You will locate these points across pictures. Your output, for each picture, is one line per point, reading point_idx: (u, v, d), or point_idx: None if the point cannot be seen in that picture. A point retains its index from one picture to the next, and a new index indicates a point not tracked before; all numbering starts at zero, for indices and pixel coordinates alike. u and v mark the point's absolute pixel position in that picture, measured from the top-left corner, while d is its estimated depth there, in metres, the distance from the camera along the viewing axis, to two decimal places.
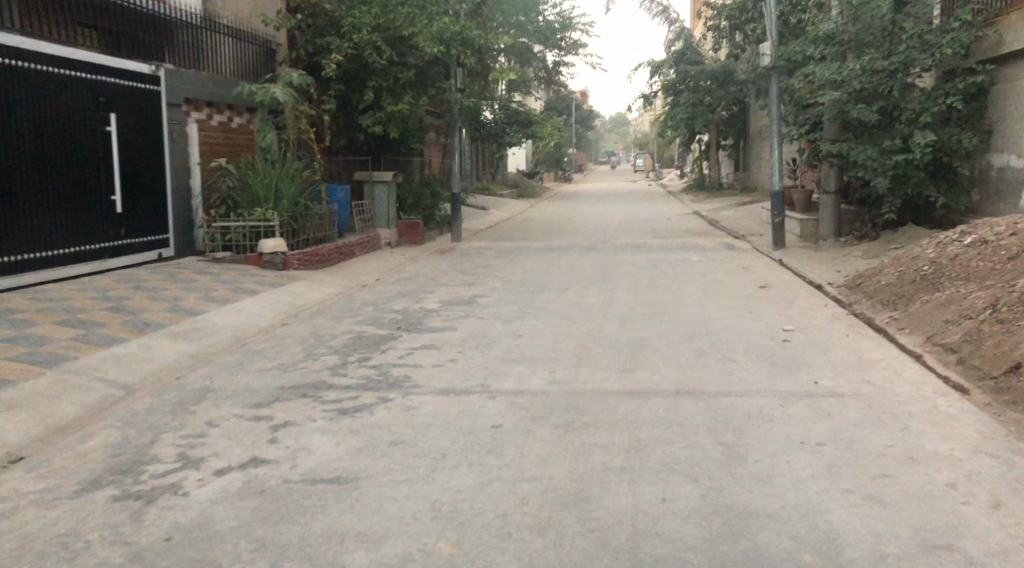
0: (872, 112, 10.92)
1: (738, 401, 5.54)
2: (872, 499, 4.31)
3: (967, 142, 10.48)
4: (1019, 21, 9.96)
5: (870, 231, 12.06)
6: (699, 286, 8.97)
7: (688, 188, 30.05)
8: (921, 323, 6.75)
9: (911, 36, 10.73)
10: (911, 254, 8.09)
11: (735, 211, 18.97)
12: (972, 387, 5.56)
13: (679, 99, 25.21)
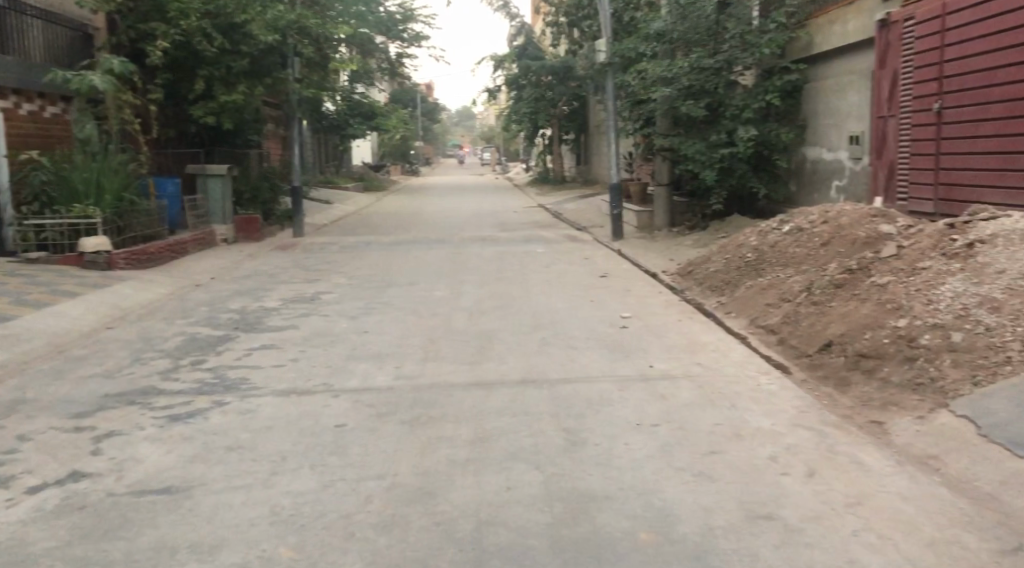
0: (700, 108, 11.49)
1: (580, 388, 5.69)
2: (702, 475, 4.53)
3: (785, 138, 11.29)
4: (826, 25, 10.76)
5: (700, 222, 12.80)
6: (543, 277, 9.15)
7: (534, 181, 30.73)
8: (745, 307, 7.20)
9: (733, 36, 11.43)
10: (736, 242, 8.60)
11: (579, 204, 19.56)
12: (791, 364, 5.99)
13: (522, 94, 25.62)
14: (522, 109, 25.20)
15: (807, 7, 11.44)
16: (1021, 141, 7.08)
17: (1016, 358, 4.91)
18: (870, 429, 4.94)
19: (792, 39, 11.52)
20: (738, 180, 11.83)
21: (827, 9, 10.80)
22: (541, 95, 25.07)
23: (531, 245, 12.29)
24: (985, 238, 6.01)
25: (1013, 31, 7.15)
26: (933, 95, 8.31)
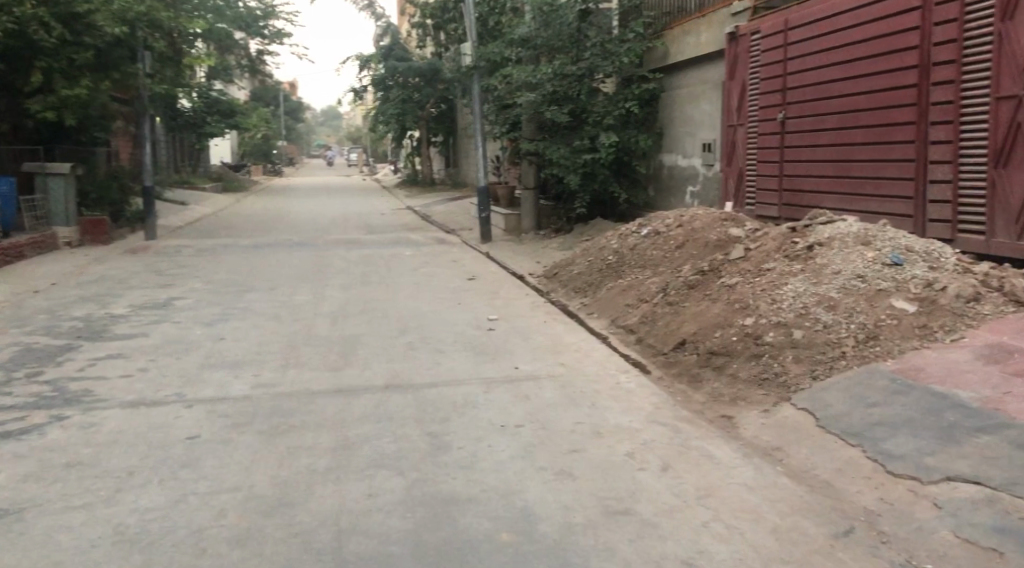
0: (564, 114, 11.66)
1: (444, 391, 5.69)
2: (563, 474, 4.62)
3: (644, 144, 11.70)
4: (679, 36, 11.26)
5: (565, 226, 13.09)
6: (412, 280, 9.09)
7: (402, 183, 30.48)
8: (607, 307, 7.40)
9: (595, 44, 11.80)
10: (598, 245, 8.83)
11: (447, 206, 19.55)
12: (648, 362, 6.20)
13: (388, 95, 25.33)
14: (390, 110, 24.86)
15: (663, 18, 11.94)
16: (853, 150, 7.63)
17: (849, 353, 5.34)
18: (720, 423, 5.19)
19: (650, 49, 12.00)
20: (601, 184, 12.11)
21: (680, 21, 11.31)
22: (408, 95, 24.84)
23: (399, 248, 12.17)
24: (822, 241, 6.45)
25: (845, 48, 7.69)
26: (777, 105, 8.83)
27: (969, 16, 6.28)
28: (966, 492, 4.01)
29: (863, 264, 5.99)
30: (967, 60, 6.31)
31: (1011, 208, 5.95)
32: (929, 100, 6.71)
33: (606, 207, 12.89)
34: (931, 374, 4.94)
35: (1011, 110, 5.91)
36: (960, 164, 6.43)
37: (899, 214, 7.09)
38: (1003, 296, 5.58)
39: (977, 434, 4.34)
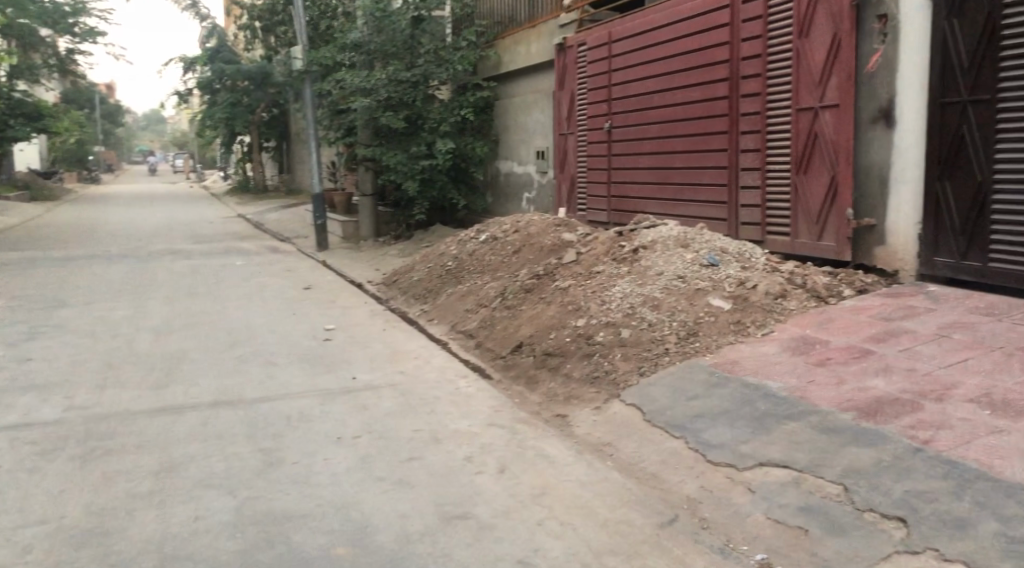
0: (400, 120, 11.63)
1: (277, 405, 5.52)
2: (401, 483, 4.58)
3: (480, 151, 11.91)
4: (511, 45, 11.51)
5: (404, 232, 12.84)
6: (242, 292, 8.75)
7: (232, 190, 29.28)
8: (446, 313, 7.43)
9: (428, 51, 11.91)
10: (437, 251, 8.87)
11: (280, 214, 18.98)
12: (486, 366, 6.28)
13: (216, 98, 24.30)
14: (216, 114, 23.77)
15: (495, 28, 12.20)
16: (672, 158, 8.06)
17: (672, 349, 5.65)
18: (555, 422, 5.33)
19: (483, 57, 12.25)
20: (439, 191, 12.14)
21: (511, 31, 11.58)
22: (236, 99, 23.91)
23: (230, 259, 11.67)
24: (646, 244, 6.77)
25: (663, 61, 8.13)
26: (603, 115, 9.18)
27: (772, 34, 6.81)
28: (776, 475, 4.31)
29: (683, 265, 6.33)
30: (771, 74, 6.84)
31: (811, 211, 6.51)
32: (739, 111, 7.21)
33: (444, 214, 12.94)
34: (745, 367, 5.31)
35: (809, 121, 6.47)
36: (766, 171, 6.95)
37: (715, 218, 7.56)
38: (806, 291, 6.06)
39: (785, 420, 4.68)
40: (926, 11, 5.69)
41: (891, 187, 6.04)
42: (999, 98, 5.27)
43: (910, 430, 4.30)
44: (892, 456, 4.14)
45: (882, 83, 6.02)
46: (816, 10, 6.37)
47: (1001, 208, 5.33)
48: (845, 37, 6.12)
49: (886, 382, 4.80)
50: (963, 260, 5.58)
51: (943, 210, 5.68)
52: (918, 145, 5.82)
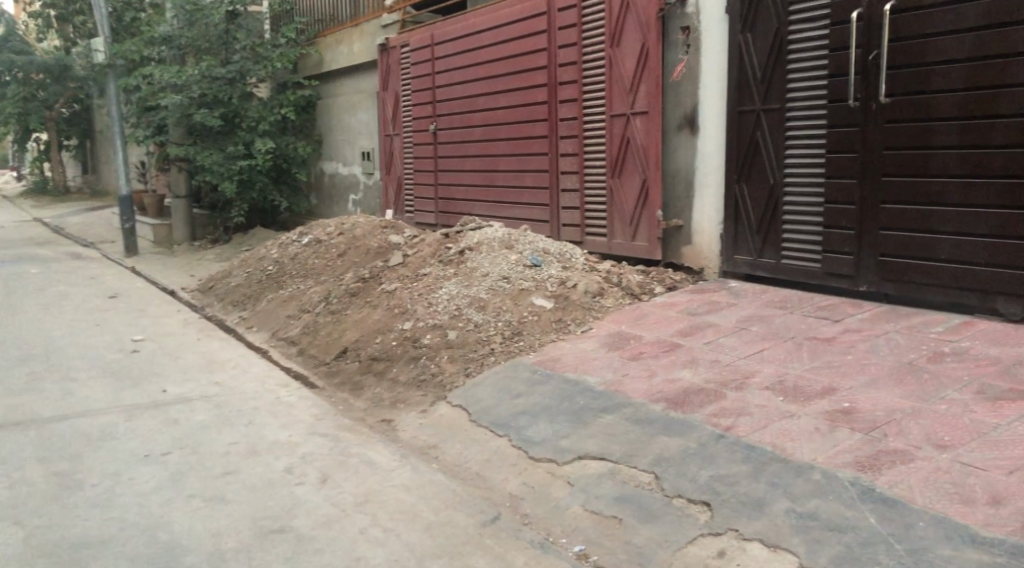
0: (214, 118, 11.11)
1: (75, 424, 5.12)
2: (214, 499, 4.36)
3: (301, 151, 11.62)
4: (333, 44, 11.33)
5: (221, 234, 12.34)
6: (36, 302, 8.06)
7: (29, 191, 26.79)
8: (266, 320, 7.18)
9: (243, 47, 11.48)
10: (258, 255, 8.57)
11: (80, 218, 17.53)
12: (309, 373, 6.12)
13: (6, 92, 22.01)
14: (6, 108, 21.48)
15: (316, 25, 11.93)
16: (496, 161, 8.19)
17: (498, 349, 5.72)
18: (379, 427, 5.27)
19: (303, 55, 11.94)
20: (259, 192, 11.71)
21: (334, 29, 11.34)
22: (31, 94, 21.60)
23: (29, 266, 10.71)
24: (471, 245, 6.83)
25: (484, 65, 8.23)
26: (428, 117, 9.19)
27: (586, 42, 7.04)
28: (592, 468, 4.45)
29: (507, 266, 6.43)
30: (586, 81, 7.08)
31: (626, 213, 6.80)
32: (558, 116, 7.42)
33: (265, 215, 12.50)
34: (565, 363, 5.47)
35: (622, 126, 6.76)
36: (584, 174, 7.20)
37: (537, 220, 7.75)
38: (622, 290, 6.32)
39: (601, 414, 4.85)
40: (722, 24, 6.08)
41: (696, 190, 6.41)
42: (787, 107, 5.71)
43: (713, 418, 4.57)
44: (697, 443, 4.38)
45: (687, 92, 6.37)
46: (626, 20, 6.66)
47: (790, 209, 5.80)
48: (652, 46, 6.43)
49: (693, 374, 5.08)
50: (760, 257, 6.02)
51: (742, 211, 6.10)
52: (718, 151, 6.21)
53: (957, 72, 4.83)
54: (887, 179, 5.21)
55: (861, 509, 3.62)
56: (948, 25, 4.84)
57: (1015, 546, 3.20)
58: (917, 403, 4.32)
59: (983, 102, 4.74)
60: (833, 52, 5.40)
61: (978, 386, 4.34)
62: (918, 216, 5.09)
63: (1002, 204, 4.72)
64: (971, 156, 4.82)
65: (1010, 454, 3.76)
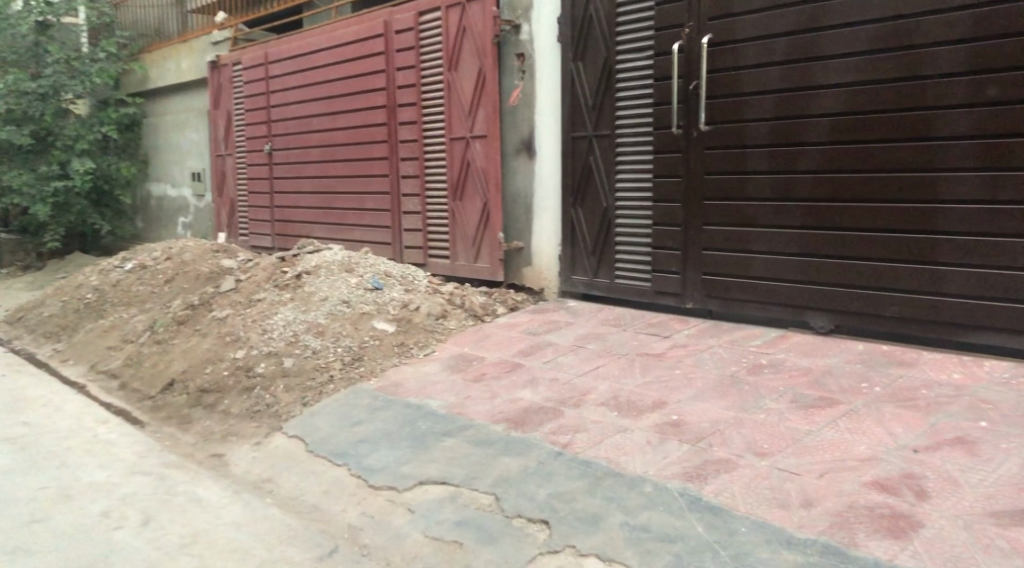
0: (24, 136, 10.38)
1: None
2: (18, 551, 3.98)
3: (124, 171, 11.13)
4: (158, 61, 10.95)
5: (33, 261, 11.40)
6: None
7: None
8: (83, 352, 6.72)
9: (57, 61, 10.72)
10: (74, 283, 8.02)
11: None
12: (131, 409, 5.76)
13: None
14: None
15: (140, 41, 11.54)
16: (335, 182, 8.07)
17: (337, 376, 5.58)
18: (209, 463, 5.00)
19: (126, 70, 11.44)
20: (76, 216, 11.14)
21: (159, 45, 11.00)
22: None
23: None
24: (309, 269, 6.68)
25: (320, 85, 8.09)
26: (264, 137, 8.93)
27: (423, 65, 7.08)
28: (433, 493, 4.39)
29: (347, 290, 6.31)
30: (425, 103, 7.11)
31: (468, 235, 6.86)
32: (398, 137, 7.39)
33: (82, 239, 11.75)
34: (407, 388, 5.40)
35: (462, 149, 6.82)
36: (425, 196, 7.20)
37: (379, 242, 7.67)
38: (464, 311, 6.34)
39: (442, 437, 4.81)
40: (554, 52, 6.27)
41: (534, 213, 6.56)
42: (616, 133, 5.95)
43: (552, 435, 4.64)
44: (536, 462, 4.42)
45: (522, 117, 6.51)
46: (463, 45, 6.74)
47: (622, 231, 6.02)
48: (489, 72, 6.55)
49: (532, 393, 5.15)
50: (596, 277, 6.22)
51: (578, 233, 6.29)
52: (554, 175, 6.38)
53: (766, 102, 5.18)
54: (708, 202, 5.52)
55: (689, 518, 3.74)
56: (755, 58, 5.20)
57: (825, 545, 3.40)
58: (738, 414, 4.55)
59: (790, 131, 5.10)
60: (657, 82, 5.68)
61: (793, 395, 4.63)
62: (738, 237, 5.42)
63: (809, 226, 5.10)
64: (781, 181, 5.17)
65: (820, 458, 4.02)
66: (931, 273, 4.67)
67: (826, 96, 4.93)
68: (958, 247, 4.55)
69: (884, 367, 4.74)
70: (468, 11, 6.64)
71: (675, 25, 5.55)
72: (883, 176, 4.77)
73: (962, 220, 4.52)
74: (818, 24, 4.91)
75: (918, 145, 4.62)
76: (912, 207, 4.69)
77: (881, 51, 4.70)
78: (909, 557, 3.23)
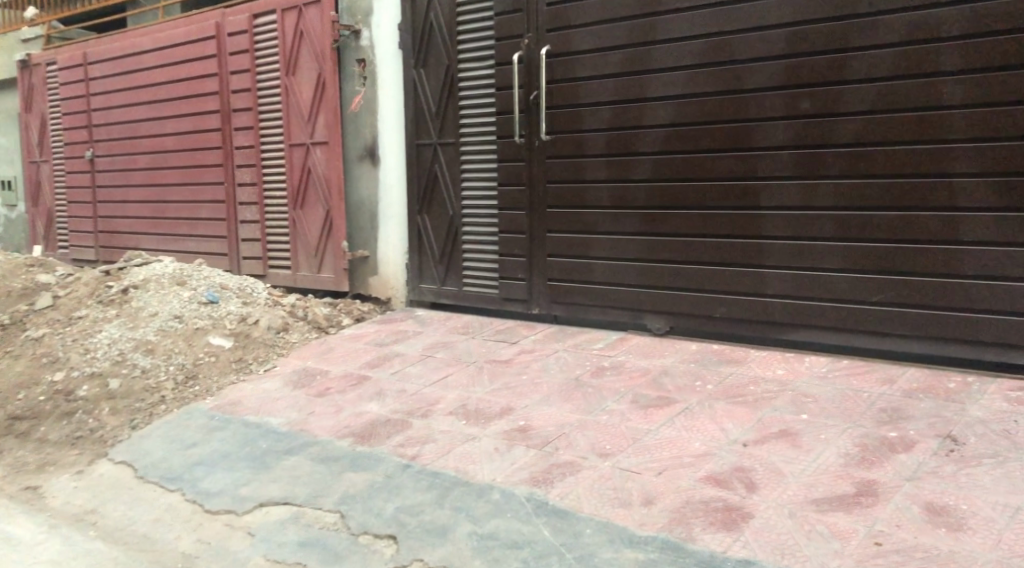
0: None
1: None
2: None
3: None
4: None
5: None
6: None
7: None
8: None
9: None
10: None
11: None
12: None
13: None
14: None
15: None
16: (165, 191, 7.65)
17: (169, 397, 5.29)
18: (22, 497, 4.56)
19: None
20: None
21: None
22: None
23: None
24: (137, 284, 6.37)
25: (147, 88, 7.65)
26: (84, 142, 8.35)
27: (259, 69, 6.82)
28: (274, 514, 4.16)
29: (180, 304, 6.04)
30: (262, 109, 6.86)
31: (310, 245, 6.67)
32: (233, 144, 7.09)
33: None
34: (246, 406, 5.17)
35: (302, 157, 6.62)
36: (264, 205, 6.95)
37: (214, 253, 7.33)
38: (307, 324, 6.19)
39: (284, 456, 4.61)
40: (396, 59, 6.21)
41: (380, 222, 6.47)
42: (461, 141, 5.97)
43: (399, 448, 4.55)
44: (383, 476, 4.31)
45: (365, 124, 6.41)
46: (300, 50, 6.55)
47: (469, 240, 6.06)
48: (328, 78, 6.39)
49: (378, 405, 5.04)
50: (444, 286, 6.23)
51: (425, 240, 6.27)
52: (399, 183, 6.32)
53: (602, 113, 5.33)
54: (552, 210, 5.63)
55: (535, 523, 3.74)
56: (591, 70, 5.34)
57: (665, 541, 3.47)
58: (582, 416, 4.63)
59: (625, 141, 5.27)
60: (499, 91, 5.74)
61: (633, 396, 4.76)
62: (580, 244, 5.55)
63: (644, 232, 5.29)
64: (617, 190, 5.34)
65: (658, 456, 4.14)
66: (756, 276, 4.94)
67: (658, 108, 5.12)
68: (779, 251, 4.85)
69: (716, 365, 4.97)
70: (305, 16, 6.46)
71: (514, 36, 5.62)
72: (710, 185, 5.01)
73: (782, 226, 4.81)
74: (648, 38, 5.10)
75: (741, 155, 4.88)
76: (738, 213, 4.94)
77: (706, 65, 4.94)
78: (740, 547, 3.35)
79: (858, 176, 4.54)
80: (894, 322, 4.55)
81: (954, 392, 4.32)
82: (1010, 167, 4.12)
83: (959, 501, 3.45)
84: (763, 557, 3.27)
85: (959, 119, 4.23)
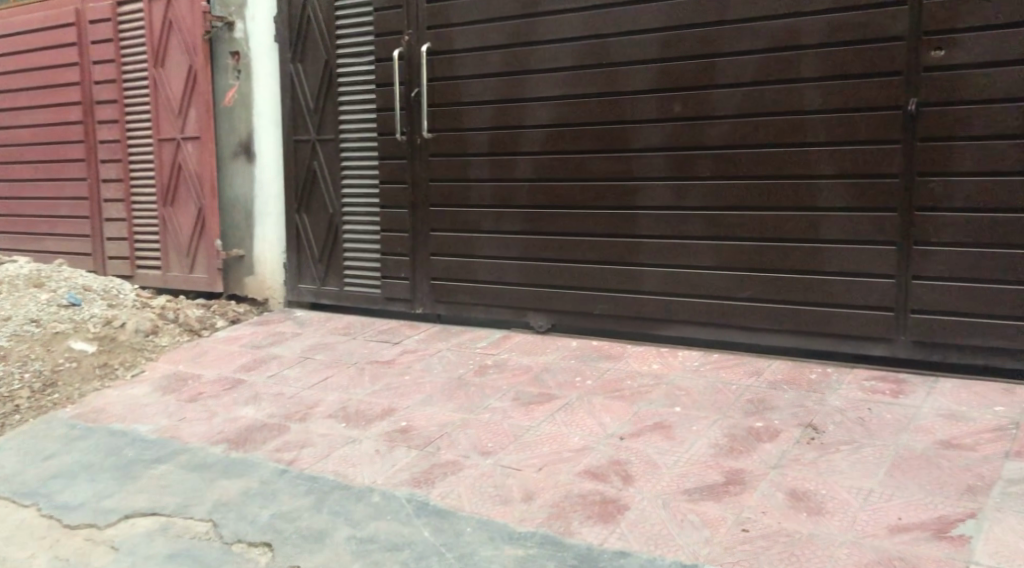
0: None
1: None
2: None
3: None
4: None
5: None
6: None
7: None
8: None
9: None
10: None
11: None
12: None
13: None
14: None
15: None
16: (21, 186, 7.23)
17: (25, 405, 4.96)
18: None
19: None
20: None
21: None
22: None
23: None
24: None
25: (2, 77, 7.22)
26: None
27: (126, 60, 6.50)
28: (141, 526, 3.93)
29: (37, 307, 5.76)
30: (128, 103, 6.54)
31: (181, 244, 6.42)
32: (97, 138, 6.74)
33: None
34: (111, 414, 4.92)
35: (173, 152, 6.35)
36: (132, 203, 6.64)
37: (79, 253, 6.94)
38: (178, 326, 6.01)
39: (151, 465, 4.39)
40: (272, 52, 6.06)
41: (256, 220, 6.29)
42: (340, 138, 5.88)
43: (275, 452, 4.42)
44: (258, 483, 4.17)
45: (240, 118, 6.22)
46: (170, 40, 6.28)
47: (349, 238, 5.97)
48: (200, 70, 6.16)
49: (254, 410, 4.88)
50: (324, 285, 6.12)
51: (303, 239, 6.13)
52: (276, 181, 6.17)
53: (484, 111, 5.34)
54: (435, 208, 5.60)
55: (415, 524, 3.69)
56: (472, 69, 5.34)
57: (543, 536, 3.50)
58: (464, 415, 4.62)
59: (506, 140, 5.30)
60: (379, 88, 5.68)
61: (515, 393, 4.79)
62: (462, 243, 5.54)
63: (526, 231, 5.34)
64: (500, 189, 5.36)
65: (537, 452, 4.18)
66: (631, 274, 5.06)
67: (538, 108, 5.18)
68: (653, 249, 4.98)
69: (595, 361, 5.07)
70: (174, 5, 6.20)
71: (394, 32, 5.56)
72: (588, 185, 5.10)
73: (656, 225, 4.95)
74: (528, 39, 5.14)
75: (618, 156, 4.99)
76: (615, 212, 5.05)
77: (585, 68, 5.02)
78: (616, 539, 3.41)
79: (726, 177, 4.72)
80: (761, 317, 4.75)
81: (815, 383, 4.55)
82: (870, 169, 4.35)
83: (820, 486, 3.62)
84: (637, 548, 3.34)
85: (818, 124, 4.45)
